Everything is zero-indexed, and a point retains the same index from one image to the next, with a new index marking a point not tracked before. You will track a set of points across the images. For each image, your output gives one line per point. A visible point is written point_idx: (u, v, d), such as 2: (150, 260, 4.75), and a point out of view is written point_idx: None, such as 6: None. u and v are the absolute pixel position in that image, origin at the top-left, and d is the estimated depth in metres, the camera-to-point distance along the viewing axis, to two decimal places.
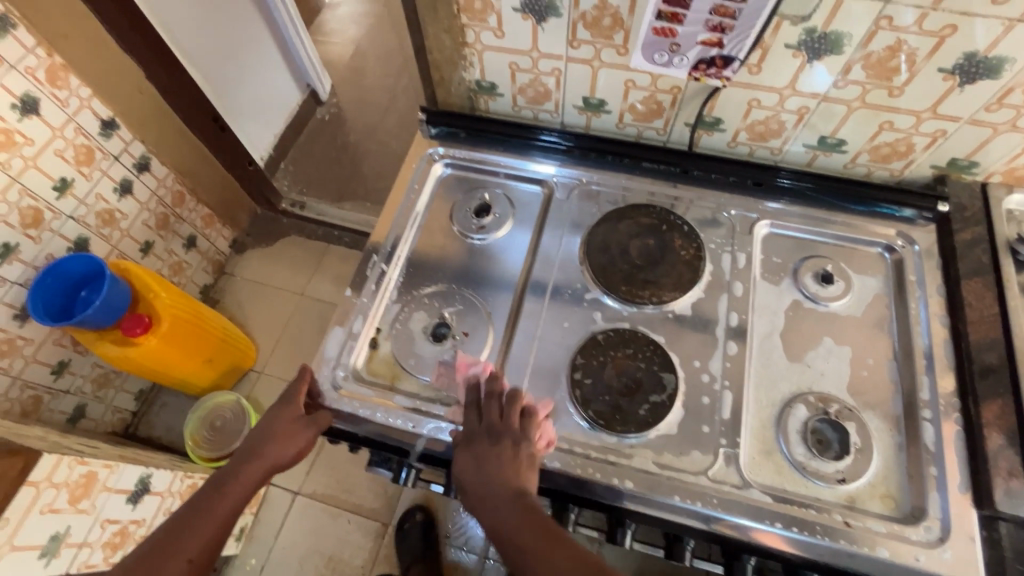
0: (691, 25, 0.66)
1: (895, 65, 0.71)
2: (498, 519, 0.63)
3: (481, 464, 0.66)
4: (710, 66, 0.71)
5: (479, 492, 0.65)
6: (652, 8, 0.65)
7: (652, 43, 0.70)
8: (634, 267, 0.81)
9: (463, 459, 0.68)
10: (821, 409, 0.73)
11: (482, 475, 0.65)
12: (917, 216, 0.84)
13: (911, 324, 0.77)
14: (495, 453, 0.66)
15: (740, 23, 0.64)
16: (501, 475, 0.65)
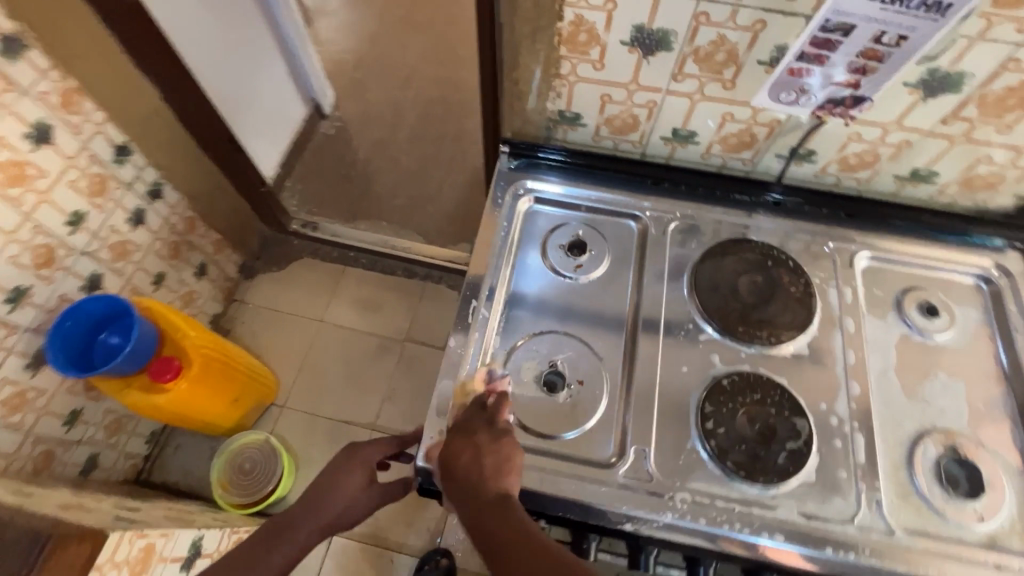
0: (832, 67, 0.72)
1: (1010, 104, 0.72)
2: (477, 510, 0.61)
3: (474, 452, 0.65)
4: (838, 106, 0.77)
5: (463, 479, 0.63)
6: (796, 50, 0.71)
7: (783, 84, 0.76)
8: (747, 306, 0.80)
9: (455, 445, 0.67)
10: (951, 447, 0.72)
11: (468, 463, 0.64)
12: (1007, 245, 0.87)
13: (1019, 355, 0.79)
14: (494, 449, 0.65)
15: (884, 67, 0.70)
16: (488, 469, 0.64)
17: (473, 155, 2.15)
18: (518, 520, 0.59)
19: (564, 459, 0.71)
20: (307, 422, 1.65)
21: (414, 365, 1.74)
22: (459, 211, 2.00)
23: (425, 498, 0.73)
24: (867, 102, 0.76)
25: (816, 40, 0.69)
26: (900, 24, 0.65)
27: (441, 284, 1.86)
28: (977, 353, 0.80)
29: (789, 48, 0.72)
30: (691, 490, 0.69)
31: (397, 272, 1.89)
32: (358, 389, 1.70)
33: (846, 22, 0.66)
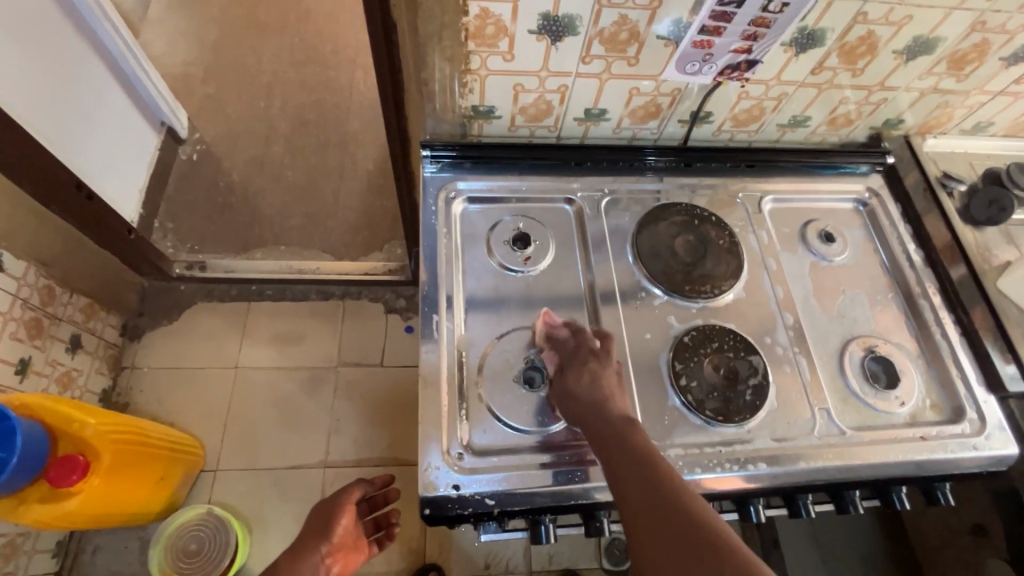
0: (728, 37, 0.78)
1: (861, 51, 0.84)
2: (603, 422, 0.66)
3: (593, 377, 0.71)
4: (735, 70, 0.84)
5: (579, 396, 0.69)
6: (697, 24, 0.76)
7: (688, 55, 0.81)
8: (687, 265, 0.87)
9: (575, 364, 0.72)
10: (869, 349, 0.85)
11: (591, 385, 0.70)
12: (871, 170, 1.02)
13: (899, 260, 0.94)
14: (592, 372, 0.71)
15: (771, 32, 0.78)
16: (592, 383, 0.70)
17: (363, 157, 2.03)
18: (633, 431, 0.65)
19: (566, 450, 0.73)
20: (249, 479, 1.50)
21: (354, 389, 1.65)
22: (363, 220, 1.90)
23: (431, 527, 0.70)
24: (757, 65, 0.84)
25: (715, 13, 0.75)
26: None
27: (362, 299, 1.76)
28: (869, 265, 0.94)
29: (690, 22, 0.77)
30: (681, 445, 0.74)
31: (310, 296, 1.75)
32: (298, 430, 1.57)
33: None
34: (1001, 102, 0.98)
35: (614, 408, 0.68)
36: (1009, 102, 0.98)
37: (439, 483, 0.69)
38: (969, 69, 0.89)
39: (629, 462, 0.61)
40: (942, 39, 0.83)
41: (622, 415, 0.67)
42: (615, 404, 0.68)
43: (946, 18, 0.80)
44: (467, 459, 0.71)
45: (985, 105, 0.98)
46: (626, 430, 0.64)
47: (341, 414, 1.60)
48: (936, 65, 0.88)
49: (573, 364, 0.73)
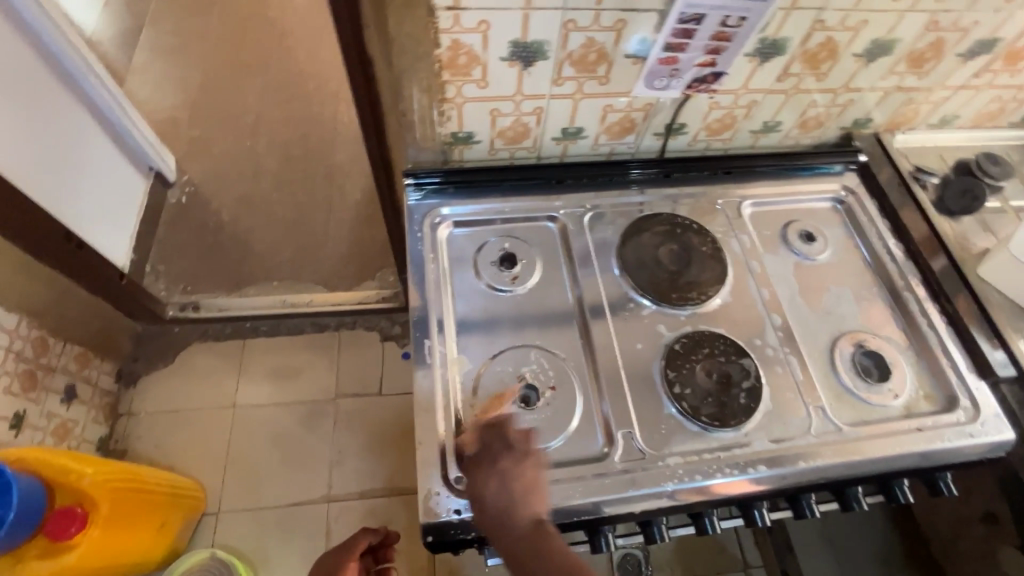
0: (691, 52, 0.81)
1: (823, 57, 0.87)
2: (513, 534, 0.63)
3: (503, 479, 0.67)
4: (702, 82, 0.87)
5: (490, 506, 0.66)
6: (661, 43, 0.79)
7: (656, 72, 0.84)
8: (672, 274, 0.88)
9: (489, 466, 0.68)
10: (858, 344, 0.86)
11: (507, 487, 0.66)
12: (845, 168, 1.04)
13: (880, 254, 0.96)
14: (510, 472, 0.67)
15: (732, 44, 0.80)
16: (505, 485, 0.66)
17: (351, 189, 2.06)
18: (543, 542, 0.63)
19: (565, 466, 0.73)
20: (251, 520, 1.48)
21: (354, 420, 1.64)
22: (354, 250, 1.91)
23: (434, 554, 0.70)
24: (723, 76, 0.86)
25: (676, 31, 0.77)
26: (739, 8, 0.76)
27: (358, 329, 1.77)
28: (851, 261, 0.96)
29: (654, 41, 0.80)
30: (680, 453, 0.74)
31: (306, 329, 1.76)
32: (300, 467, 1.55)
33: (698, 13, 0.75)
34: (964, 96, 1.01)
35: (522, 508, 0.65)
36: (971, 95, 1.01)
37: (441, 509, 0.69)
38: (928, 66, 0.92)
39: None
40: (899, 39, 0.86)
41: (534, 524, 0.64)
42: (528, 509, 0.65)
43: (900, 21, 0.83)
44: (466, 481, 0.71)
45: (948, 99, 1.01)
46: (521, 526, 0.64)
47: (343, 446, 1.59)
48: (897, 65, 0.90)
49: (490, 461, 0.68)
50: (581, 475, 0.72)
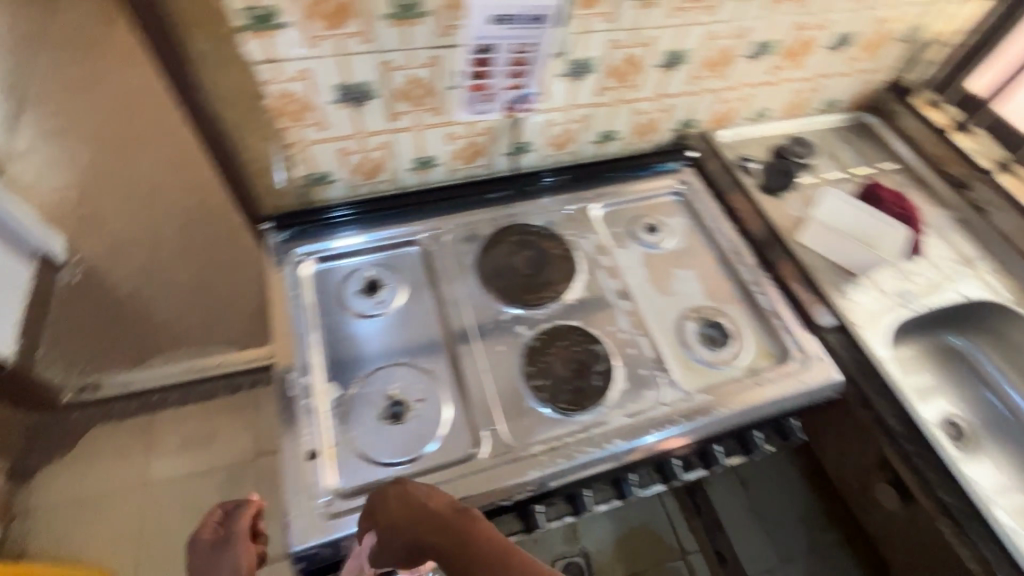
0: (497, 79, 0.90)
1: (630, 71, 0.98)
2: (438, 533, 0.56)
3: (405, 502, 0.63)
4: (517, 104, 0.96)
5: (407, 528, 0.59)
6: (465, 73, 0.87)
7: (471, 99, 0.92)
8: (528, 277, 0.95)
9: (386, 531, 0.61)
10: (701, 317, 0.95)
11: (408, 504, 0.62)
12: (680, 165, 1.16)
13: (716, 235, 1.07)
14: (404, 495, 0.63)
15: (530, 68, 0.90)
16: (407, 504, 0.62)
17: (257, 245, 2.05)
18: (468, 523, 0.56)
19: (434, 471, 0.76)
20: None
21: (277, 478, 1.60)
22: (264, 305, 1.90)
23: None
24: (536, 97, 0.96)
25: (478, 62, 0.86)
26: (525, 38, 0.85)
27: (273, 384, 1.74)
28: (693, 245, 1.06)
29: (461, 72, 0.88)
30: (542, 441, 0.79)
31: (219, 392, 1.71)
32: None
33: (489, 44, 0.84)
34: (767, 91, 1.15)
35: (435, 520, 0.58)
36: (773, 90, 1.16)
37: (309, 534, 0.69)
38: (725, 69, 1.05)
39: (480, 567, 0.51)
40: (691, 50, 0.98)
41: (458, 511, 0.58)
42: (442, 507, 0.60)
43: (685, 34, 0.95)
44: (334, 502, 0.72)
45: (755, 95, 1.15)
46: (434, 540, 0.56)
47: (268, 506, 1.55)
48: (697, 71, 1.03)
49: (376, 505, 0.65)
50: (449, 477, 0.75)
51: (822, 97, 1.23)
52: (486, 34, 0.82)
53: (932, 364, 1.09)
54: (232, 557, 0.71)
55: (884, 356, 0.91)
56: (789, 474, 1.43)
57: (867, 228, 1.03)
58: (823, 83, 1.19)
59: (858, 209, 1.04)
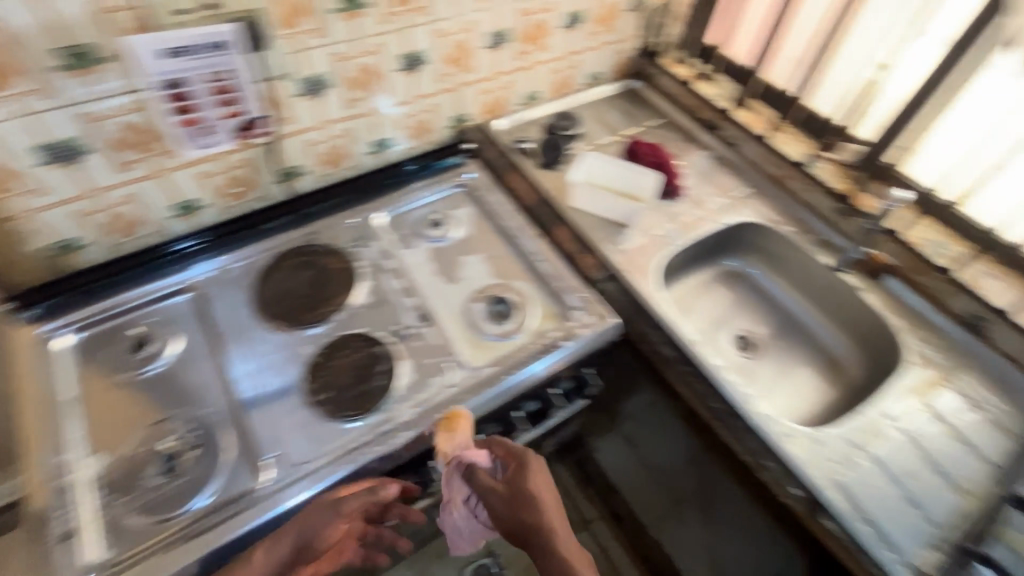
0: (208, 111, 0.85)
1: (370, 79, 1.01)
2: (512, 523, 0.72)
3: (526, 474, 0.75)
4: (247, 131, 0.92)
5: (500, 496, 0.74)
6: (167, 109, 0.83)
7: (189, 135, 0.87)
8: (309, 296, 0.95)
9: (503, 492, 0.74)
10: (486, 295, 0.99)
11: (498, 487, 0.75)
12: (460, 158, 1.21)
13: (499, 216, 1.12)
14: (493, 490, 0.75)
15: (240, 93, 0.87)
16: (521, 481, 0.75)
17: None
18: (537, 524, 0.71)
19: (213, 514, 0.74)
20: None
21: None
22: None
23: None
24: (266, 119, 0.93)
25: (178, 97, 0.82)
26: (220, 64, 0.82)
27: None
28: (478, 230, 1.11)
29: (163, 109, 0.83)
30: (328, 452, 0.79)
31: None
32: None
33: (180, 77, 0.80)
34: (525, 75, 1.23)
35: (529, 509, 0.72)
36: (531, 73, 1.23)
37: None
38: (470, 62, 1.11)
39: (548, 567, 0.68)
40: (425, 49, 1.03)
41: (522, 495, 0.73)
42: (521, 487, 0.74)
43: (411, 36, 0.99)
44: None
45: (515, 81, 1.22)
46: (533, 518, 0.71)
47: None
48: (442, 68, 1.08)
49: (477, 474, 0.76)
50: (229, 514, 0.73)
51: (582, 71, 1.33)
52: (168, 65, 0.78)
53: (716, 288, 1.20)
54: (269, 547, 0.68)
55: (652, 292, 0.99)
56: (657, 403, 0.97)
57: (625, 183, 1.14)
58: (577, 59, 1.28)
59: (618, 166, 1.14)
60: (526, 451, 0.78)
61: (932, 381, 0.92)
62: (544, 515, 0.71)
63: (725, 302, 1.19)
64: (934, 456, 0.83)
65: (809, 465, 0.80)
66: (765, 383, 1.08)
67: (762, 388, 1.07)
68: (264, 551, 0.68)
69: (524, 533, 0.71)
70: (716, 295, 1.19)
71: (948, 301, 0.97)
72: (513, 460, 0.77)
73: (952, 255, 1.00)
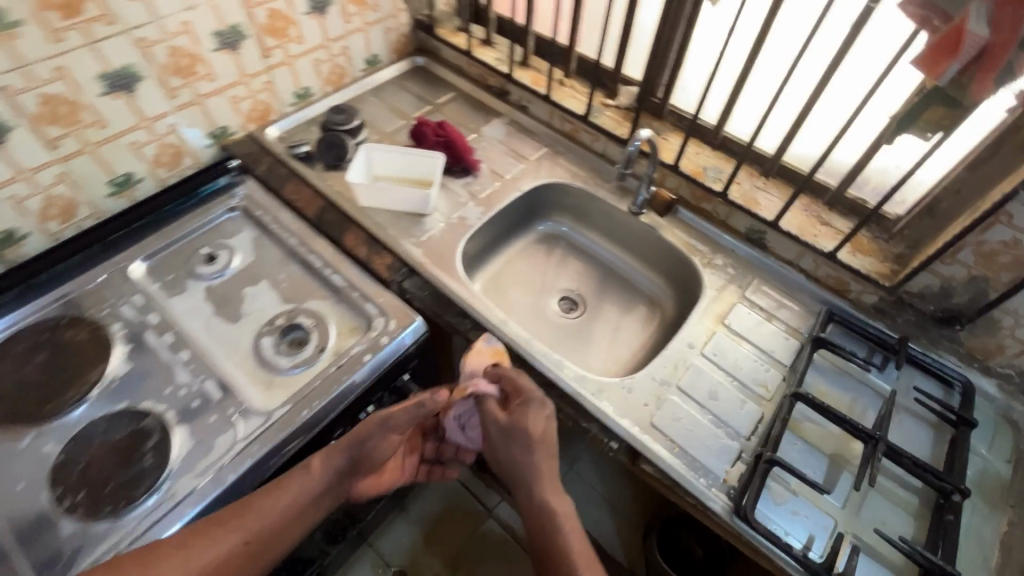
0: None
1: (68, 111, 0.83)
2: (515, 458, 0.76)
3: (525, 412, 0.76)
4: None
5: (498, 430, 0.77)
6: None
7: None
8: (47, 384, 0.79)
9: (506, 430, 0.76)
10: (274, 327, 0.89)
11: (507, 425, 0.76)
12: (231, 177, 1.07)
13: (280, 233, 1.00)
14: (506, 429, 0.76)
15: None
16: (520, 430, 0.75)
17: None
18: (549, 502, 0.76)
19: None
20: None
21: None
22: None
23: None
24: None
25: None
26: None
27: None
28: (260, 253, 0.99)
29: None
30: (90, 564, 0.66)
31: None
32: None
33: None
34: (284, 72, 1.10)
35: (529, 466, 0.76)
36: (290, 69, 1.11)
37: None
38: (203, 69, 0.96)
39: (551, 525, 0.74)
40: (133, 64, 0.87)
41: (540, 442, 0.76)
42: (537, 460, 0.76)
43: (105, 52, 0.83)
44: None
45: (274, 80, 1.10)
46: (521, 459, 0.76)
47: None
48: (169, 82, 0.93)
49: (488, 405, 0.78)
50: None
51: (355, 58, 1.23)
52: None
53: (535, 255, 1.17)
54: (326, 459, 0.74)
55: (456, 280, 0.94)
56: None
57: (416, 168, 1.07)
58: (343, 46, 1.18)
59: (401, 153, 1.06)
60: (538, 394, 0.77)
61: (726, 300, 0.97)
62: (539, 464, 0.76)
63: (546, 267, 1.17)
64: (732, 371, 0.87)
65: (620, 416, 0.81)
66: (591, 343, 1.06)
67: (588, 349, 1.06)
68: (321, 470, 0.73)
69: (538, 532, 0.74)
70: (536, 261, 1.17)
71: (730, 221, 1.03)
72: (515, 399, 0.78)
73: (724, 176, 1.03)
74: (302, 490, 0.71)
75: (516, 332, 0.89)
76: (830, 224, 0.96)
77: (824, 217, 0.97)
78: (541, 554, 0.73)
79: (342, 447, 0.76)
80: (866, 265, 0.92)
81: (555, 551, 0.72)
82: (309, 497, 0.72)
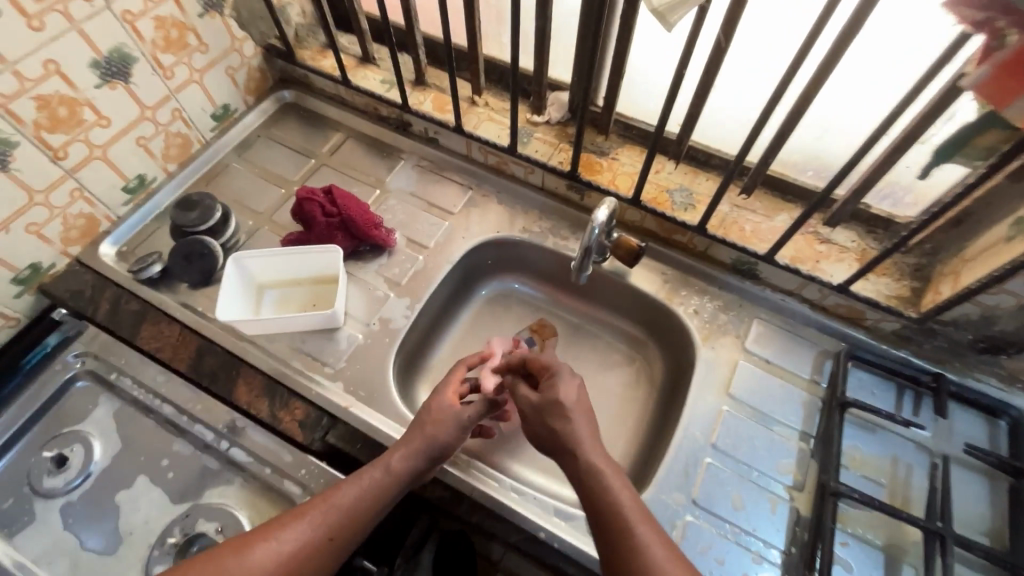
0: None
1: None
2: (538, 426, 0.66)
3: (561, 376, 0.68)
4: None
5: (527, 406, 0.68)
6: None
7: None
8: None
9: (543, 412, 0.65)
10: (166, 549, 0.66)
11: (530, 397, 0.68)
12: (66, 332, 0.79)
13: (149, 401, 0.75)
14: (529, 403, 0.68)
15: None
16: (551, 394, 0.66)
17: None
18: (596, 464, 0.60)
19: None
20: None
21: None
22: None
23: None
24: None
25: None
26: None
27: None
28: (129, 435, 0.74)
29: None
30: None
31: None
32: None
33: None
34: (97, 168, 0.81)
35: (576, 436, 0.62)
36: (106, 161, 0.82)
37: None
38: None
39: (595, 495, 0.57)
40: None
41: (569, 410, 0.64)
42: (576, 422, 0.63)
43: None
44: None
45: (85, 183, 0.81)
46: (570, 433, 0.62)
47: None
48: None
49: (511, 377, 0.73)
50: None
51: (197, 118, 0.93)
52: None
53: (494, 324, 0.93)
54: (406, 453, 0.63)
55: (394, 417, 0.73)
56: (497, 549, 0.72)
57: (309, 267, 0.82)
58: (173, 109, 0.88)
59: (277, 256, 0.80)
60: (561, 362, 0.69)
61: (725, 359, 0.79)
62: (587, 433, 0.63)
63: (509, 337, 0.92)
64: (751, 461, 0.72)
65: None
66: None
67: None
68: (397, 450, 0.63)
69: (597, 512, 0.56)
70: (496, 330, 0.92)
71: (711, 252, 0.84)
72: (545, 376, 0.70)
73: (694, 198, 0.83)
74: (365, 487, 0.60)
75: (486, 480, 0.69)
76: (831, 240, 0.79)
77: (820, 231, 0.80)
78: (600, 535, 0.55)
79: (410, 433, 0.65)
80: (882, 287, 0.76)
81: (615, 524, 0.55)
82: (370, 498, 0.60)
